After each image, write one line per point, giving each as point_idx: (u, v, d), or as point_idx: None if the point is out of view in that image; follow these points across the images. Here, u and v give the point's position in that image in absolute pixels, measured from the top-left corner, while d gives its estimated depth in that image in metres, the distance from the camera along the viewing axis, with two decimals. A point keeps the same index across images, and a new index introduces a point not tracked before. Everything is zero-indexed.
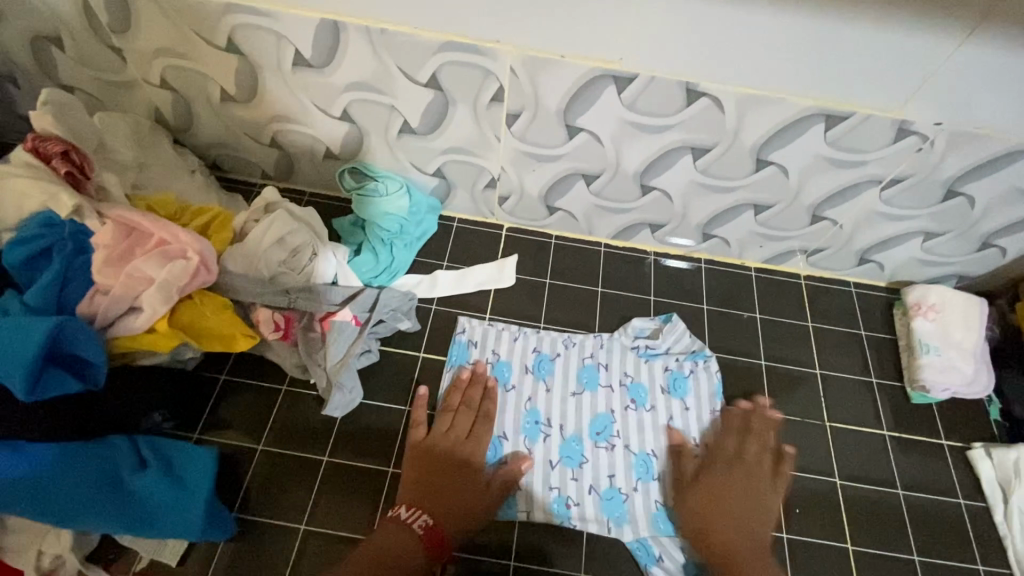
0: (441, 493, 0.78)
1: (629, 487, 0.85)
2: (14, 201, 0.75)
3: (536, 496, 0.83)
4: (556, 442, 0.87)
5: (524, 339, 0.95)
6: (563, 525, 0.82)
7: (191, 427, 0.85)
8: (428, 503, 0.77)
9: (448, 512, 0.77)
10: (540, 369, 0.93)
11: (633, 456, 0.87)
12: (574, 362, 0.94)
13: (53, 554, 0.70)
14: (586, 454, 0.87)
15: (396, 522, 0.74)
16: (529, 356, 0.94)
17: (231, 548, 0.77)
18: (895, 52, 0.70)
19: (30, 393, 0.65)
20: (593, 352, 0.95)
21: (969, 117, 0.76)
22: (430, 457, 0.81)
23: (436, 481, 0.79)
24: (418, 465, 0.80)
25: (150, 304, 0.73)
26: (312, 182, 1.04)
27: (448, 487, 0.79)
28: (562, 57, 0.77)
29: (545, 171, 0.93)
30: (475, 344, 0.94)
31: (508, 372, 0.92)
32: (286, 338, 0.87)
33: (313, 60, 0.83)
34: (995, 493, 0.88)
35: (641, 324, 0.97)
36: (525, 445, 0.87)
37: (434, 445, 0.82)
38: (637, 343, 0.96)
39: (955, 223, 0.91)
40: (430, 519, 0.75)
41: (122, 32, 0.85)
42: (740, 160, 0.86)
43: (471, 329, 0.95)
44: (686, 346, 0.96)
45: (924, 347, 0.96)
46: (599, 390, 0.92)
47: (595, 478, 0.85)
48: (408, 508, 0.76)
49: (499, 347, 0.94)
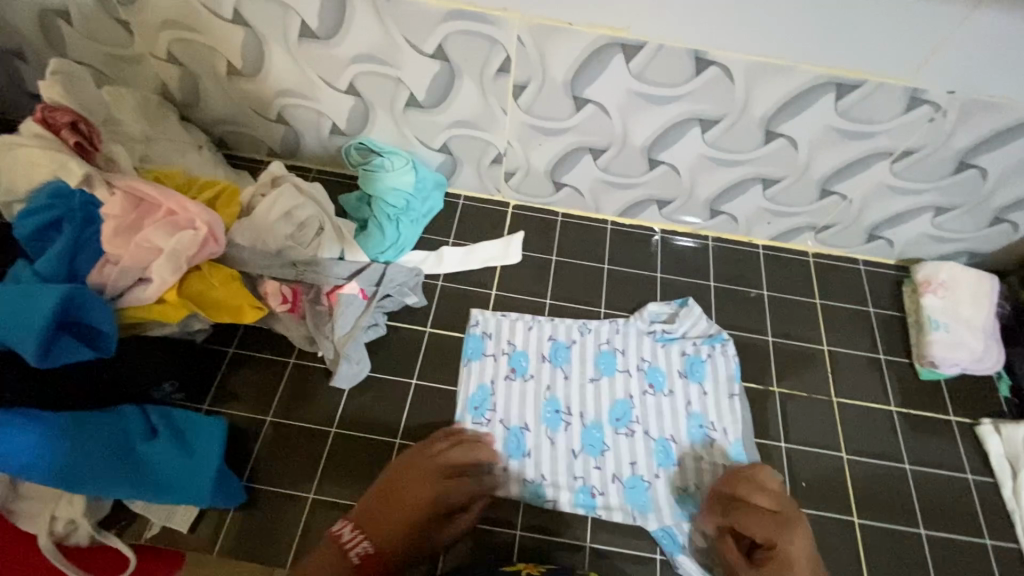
0: (396, 523, 0.74)
1: (652, 475, 0.84)
2: (24, 171, 0.75)
3: (559, 485, 0.83)
4: (576, 430, 0.87)
5: (538, 328, 0.94)
6: (588, 515, 0.81)
7: (201, 399, 0.85)
8: (375, 528, 0.73)
9: (392, 540, 0.73)
10: (556, 358, 0.92)
11: (653, 442, 0.86)
12: (590, 349, 0.93)
13: (66, 520, 0.71)
14: (607, 442, 0.86)
15: (337, 541, 0.71)
16: (545, 345, 0.93)
17: (242, 515, 0.78)
18: (907, 15, 0.69)
19: (42, 359, 0.66)
20: (609, 338, 0.94)
21: (982, 85, 0.75)
22: (399, 484, 0.76)
23: (393, 509, 0.74)
24: (389, 488, 0.76)
25: (159, 274, 0.73)
26: (318, 159, 1.05)
27: (405, 519, 0.74)
28: (569, 25, 0.76)
29: (552, 145, 0.93)
30: (490, 335, 0.93)
31: (526, 362, 0.91)
32: (293, 311, 0.87)
33: (319, 31, 0.82)
34: (1004, 468, 0.88)
35: (656, 309, 0.96)
36: (547, 435, 0.86)
37: (414, 469, 0.77)
38: (653, 329, 0.94)
39: (967, 197, 0.90)
40: (370, 547, 0.72)
41: (130, 4, 0.85)
42: (749, 132, 0.85)
43: (485, 322, 0.94)
44: (703, 331, 0.95)
45: (934, 324, 0.95)
46: (617, 375, 0.91)
47: (617, 466, 0.85)
48: (352, 529, 0.72)
49: (514, 337, 0.93)
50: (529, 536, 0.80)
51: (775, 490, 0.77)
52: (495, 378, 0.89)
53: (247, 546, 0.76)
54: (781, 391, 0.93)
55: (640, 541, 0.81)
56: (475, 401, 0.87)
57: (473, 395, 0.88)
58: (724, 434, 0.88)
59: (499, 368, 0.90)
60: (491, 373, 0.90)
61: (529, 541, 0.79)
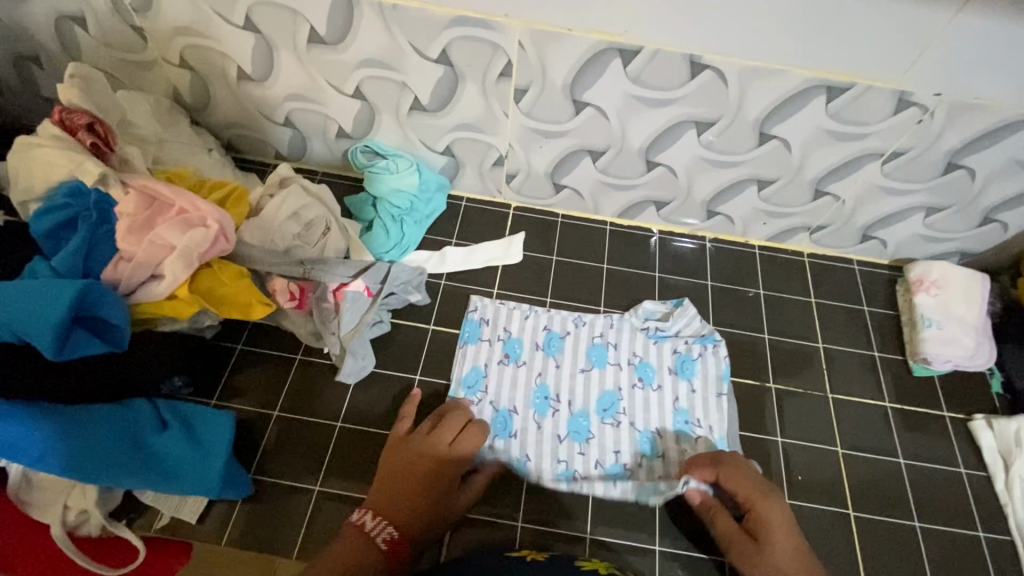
0: (411, 502, 0.73)
1: (632, 464, 0.86)
2: (41, 171, 0.78)
3: (539, 463, 0.85)
4: (563, 417, 0.89)
5: (535, 317, 0.97)
6: (572, 497, 0.83)
7: (209, 394, 0.87)
8: (395, 512, 0.72)
9: (414, 519, 0.72)
10: (550, 347, 0.94)
11: (638, 433, 0.88)
12: (583, 341, 0.95)
13: (77, 510, 0.73)
14: (593, 430, 0.88)
15: (360, 530, 0.69)
16: (539, 334, 0.95)
17: (248, 507, 0.80)
18: (893, 20, 0.72)
19: (58, 354, 0.68)
20: (603, 331, 0.96)
21: (969, 87, 0.77)
22: (406, 460, 0.76)
23: (407, 488, 0.74)
24: (394, 473, 0.75)
25: (172, 271, 0.76)
26: (324, 162, 1.08)
27: (418, 499, 0.74)
28: (568, 31, 0.79)
29: (552, 147, 0.95)
30: (488, 321, 0.96)
31: (519, 349, 0.93)
32: (300, 308, 0.89)
33: (327, 37, 0.85)
34: (996, 462, 0.90)
35: (651, 307, 0.98)
36: (534, 419, 0.88)
37: (411, 448, 0.77)
38: (647, 325, 0.96)
39: (957, 197, 0.93)
40: (396, 530, 0.70)
41: (144, 12, 0.88)
42: (743, 133, 0.87)
43: (483, 308, 0.97)
44: (696, 330, 0.96)
45: (926, 321, 0.97)
46: (607, 367, 0.93)
47: (601, 453, 0.87)
48: (374, 517, 0.71)
49: (511, 325, 0.96)
50: (530, 528, 0.81)
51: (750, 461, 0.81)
52: (489, 361, 0.92)
53: (253, 537, 0.78)
54: (778, 388, 0.95)
55: (639, 533, 0.82)
56: (467, 381, 0.90)
57: (467, 375, 0.90)
58: (708, 432, 0.89)
59: (493, 353, 0.93)
60: (485, 357, 0.92)
61: (529, 532, 0.81)
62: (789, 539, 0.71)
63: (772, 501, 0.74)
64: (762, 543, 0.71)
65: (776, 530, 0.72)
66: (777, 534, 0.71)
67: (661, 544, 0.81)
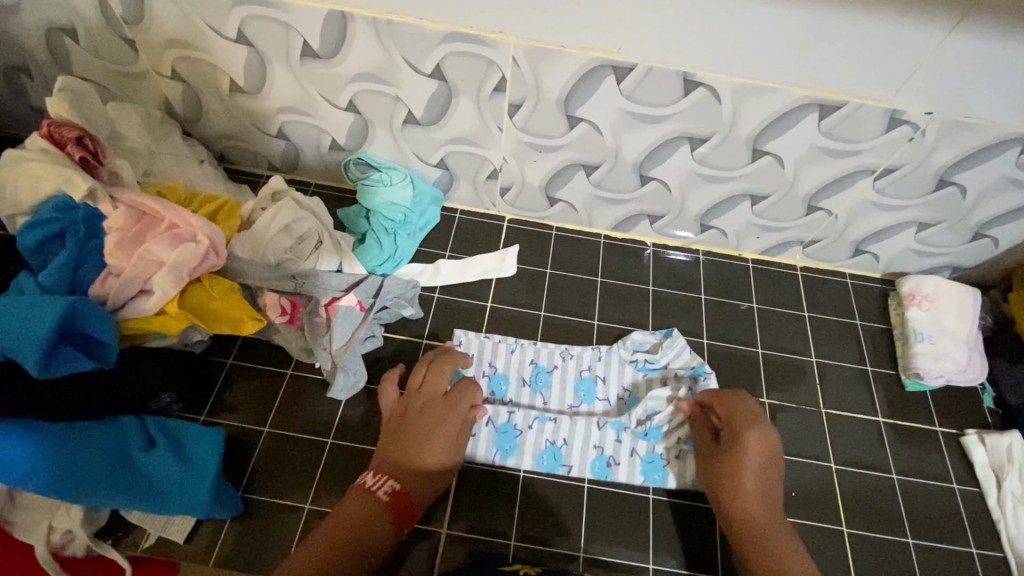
0: (413, 459, 0.77)
1: (617, 452, 0.87)
2: (30, 185, 0.77)
3: (525, 440, 0.86)
4: (559, 433, 0.87)
5: (521, 351, 0.95)
6: (567, 515, 0.83)
7: (199, 409, 0.86)
8: (399, 469, 0.76)
9: (415, 477, 0.76)
10: (537, 383, 0.92)
11: (641, 459, 0.87)
12: (570, 375, 0.93)
13: (63, 530, 0.72)
14: (587, 441, 0.87)
15: (363, 488, 0.73)
16: (526, 368, 0.93)
17: (238, 523, 0.79)
18: (884, 42, 0.72)
19: (43, 371, 0.66)
20: (591, 364, 0.94)
21: (958, 107, 0.78)
22: (404, 417, 0.81)
23: (406, 447, 0.78)
24: (395, 427, 0.80)
25: (160, 286, 0.75)
26: (317, 174, 1.07)
27: (417, 450, 0.77)
28: (563, 48, 0.79)
29: (546, 161, 0.95)
30: (472, 356, 0.93)
31: (505, 386, 0.92)
32: (292, 323, 0.89)
33: (321, 52, 0.85)
34: (989, 478, 0.90)
35: (640, 338, 0.97)
36: (531, 426, 0.87)
37: (409, 404, 0.81)
38: (636, 358, 0.95)
39: (947, 213, 0.93)
40: (397, 484, 0.74)
41: (136, 24, 0.87)
42: (736, 149, 0.88)
43: (468, 342, 0.94)
44: (686, 362, 0.95)
45: (919, 336, 0.97)
46: (596, 403, 0.91)
47: (595, 443, 0.87)
48: (376, 475, 0.75)
49: (496, 360, 0.93)
50: (523, 546, 0.80)
51: (756, 406, 0.83)
52: None
53: (242, 556, 0.77)
54: (771, 403, 0.95)
55: (631, 551, 0.81)
56: None
57: None
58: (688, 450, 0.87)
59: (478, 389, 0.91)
60: None
61: (522, 550, 0.80)
62: (760, 473, 0.77)
63: (757, 432, 0.79)
64: (731, 459, 0.78)
65: (745, 464, 0.77)
66: (752, 458, 0.77)
67: (655, 563, 0.80)
